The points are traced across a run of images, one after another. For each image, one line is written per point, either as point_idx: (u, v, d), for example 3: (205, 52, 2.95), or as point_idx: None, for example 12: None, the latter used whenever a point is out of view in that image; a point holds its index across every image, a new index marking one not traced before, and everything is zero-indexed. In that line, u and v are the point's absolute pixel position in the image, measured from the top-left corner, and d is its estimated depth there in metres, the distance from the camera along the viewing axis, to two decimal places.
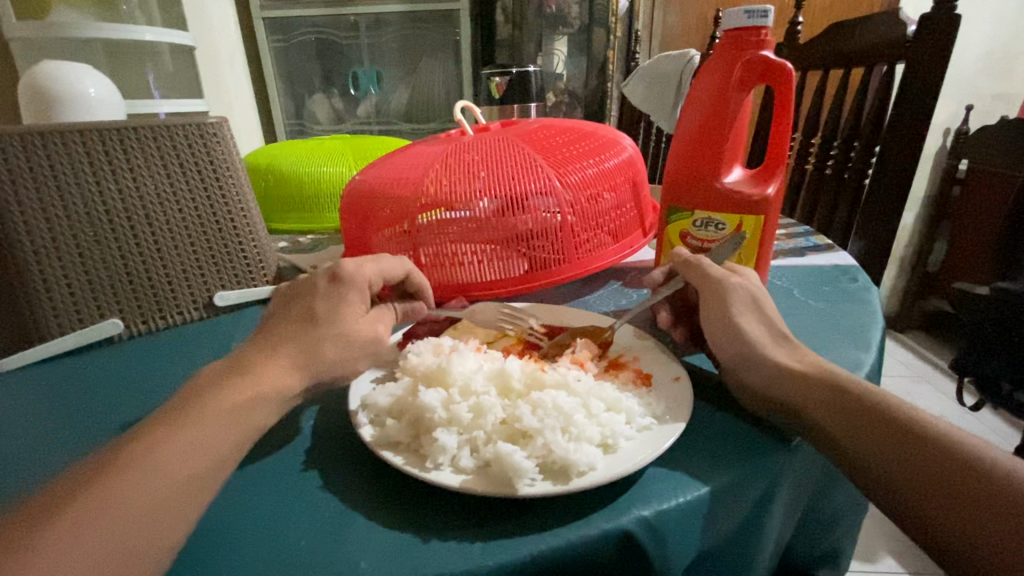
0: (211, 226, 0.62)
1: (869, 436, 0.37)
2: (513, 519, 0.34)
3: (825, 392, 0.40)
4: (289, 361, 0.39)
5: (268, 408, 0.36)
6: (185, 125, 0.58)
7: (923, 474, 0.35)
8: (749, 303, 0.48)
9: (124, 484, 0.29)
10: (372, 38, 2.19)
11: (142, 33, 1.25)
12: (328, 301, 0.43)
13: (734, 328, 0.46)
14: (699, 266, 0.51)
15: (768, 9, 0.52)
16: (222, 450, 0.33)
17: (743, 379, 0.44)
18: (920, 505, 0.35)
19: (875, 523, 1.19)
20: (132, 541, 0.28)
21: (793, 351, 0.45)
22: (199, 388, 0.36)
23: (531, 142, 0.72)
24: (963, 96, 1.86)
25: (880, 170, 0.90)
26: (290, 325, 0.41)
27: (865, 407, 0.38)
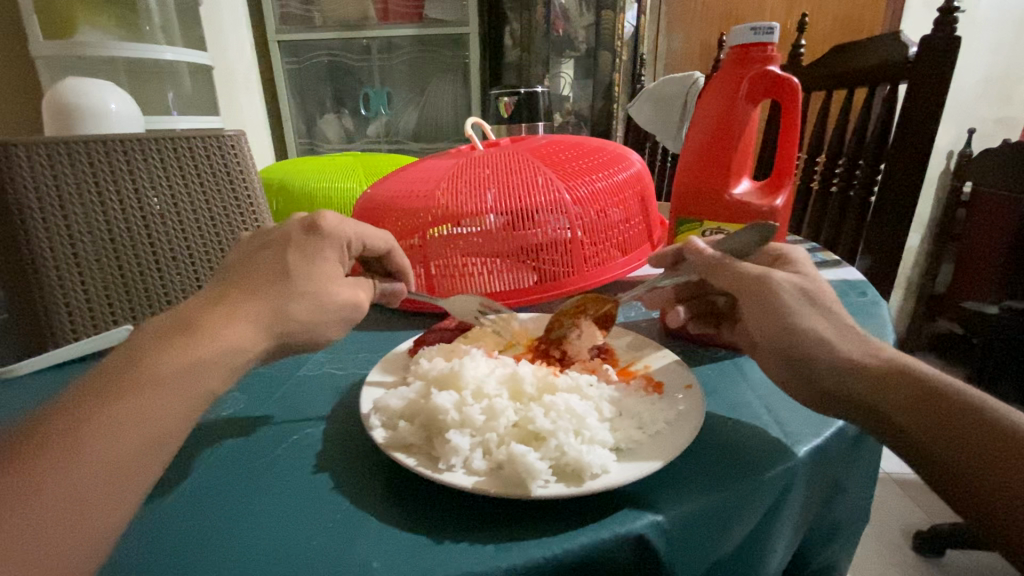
0: (225, 235, 0.64)
1: (931, 421, 0.36)
2: (525, 522, 0.34)
3: (895, 383, 0.38)
4: (256, 320, 0.37)
5: (221, 372, 0.34)
6: (204, 137, 0.60)
7: (986, 464, 0.33)
8: (802, 299, 0.43)
9: (38, 478, 0.26)
10: (383, 61, 2.25)
11: (163, 54, 1.30)
12: (301, 255, 0.42)
13: (788, 327, 0.42)
14: (727, 269, 0.47)
15: (774, 27, 0.54)
16: (165, 424, 0.30)
17: (812, 378, 0.41)
18: (981, 493, 0.33)
19: (886, 548, 1.16)
20: (77, 518, 0.26)
21: (867, 347, 0.41)
22: (137, 350, 0.33)
23: (541, 157, 0.73)
24: (965, 120, 1.89)
25: (885, 187, 0.91)
26: (255, 277, 0.39)
27: (935, 397, 0.36)
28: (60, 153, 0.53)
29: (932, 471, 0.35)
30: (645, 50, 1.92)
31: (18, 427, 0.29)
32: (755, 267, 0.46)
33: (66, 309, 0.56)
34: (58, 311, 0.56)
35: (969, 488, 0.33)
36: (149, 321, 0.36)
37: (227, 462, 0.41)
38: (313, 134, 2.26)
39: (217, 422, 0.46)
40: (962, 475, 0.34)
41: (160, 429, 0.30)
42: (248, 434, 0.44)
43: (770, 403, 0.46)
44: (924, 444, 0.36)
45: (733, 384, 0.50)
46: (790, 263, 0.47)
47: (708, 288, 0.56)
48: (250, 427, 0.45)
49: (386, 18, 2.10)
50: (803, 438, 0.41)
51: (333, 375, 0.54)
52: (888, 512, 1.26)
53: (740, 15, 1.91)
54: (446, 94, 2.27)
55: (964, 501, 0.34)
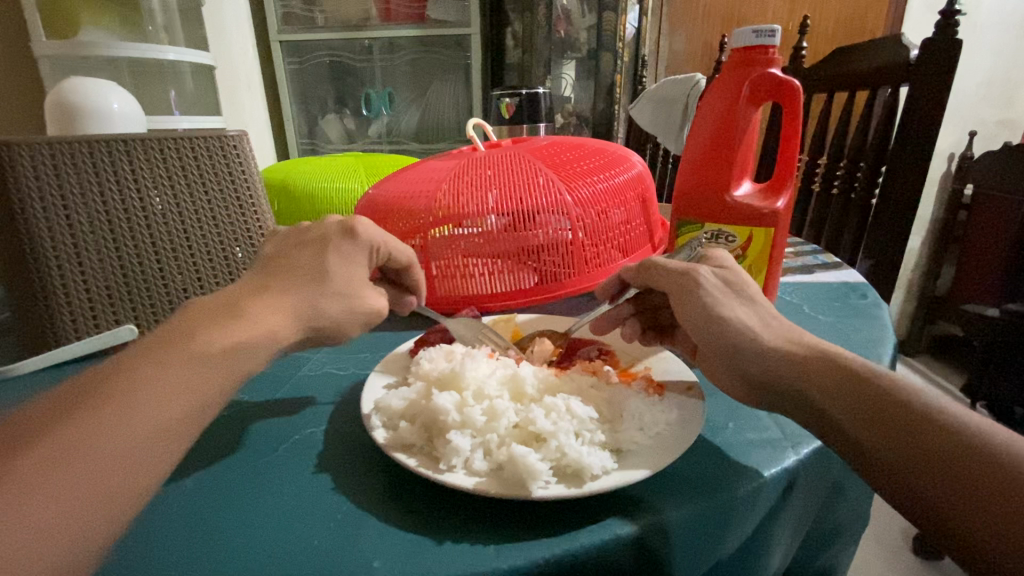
0: (229, 236, 0.64)
1: (860, 410, 0.34)
2: (532, 523, 0.34)
3: (822, 371, 0.37)
4: (291, 312, 0.38)
5: (258, 357, 0.35)
6: (206, 137, 0.60)
7: (906, 450, 0.31)
8: (725, 289, 0.44)
9: (88, 435, 0.26)
10: (385, 61, 2.25)
11: (166, 53, 1.30)
12: (339, 258, 0.43)
13: (716, 317, 0.42)
14: (656, 269, 0.48)
15: (776, 29, 0.54)
16: (205, 396, 0.31)
17: (742, 368, 0.40)
18: (919, 488, 0.30)
19: (885, 551, 1.16)
20: (122, 477, 0.26)
21: (793, 336, 0.41)
22: (185, 327, 0.33)
23: (542, 158, 0.73)
24: (966, 123, 1.89)
25: (887, 190, 0.91)
26: (296, 276, 0.40)
27: (861, 383, 0.35)
28: (63, 153, 0.53)
29: (870, 469, 0.33)
30: (646, 51, 1.92)
31: (63, 393, 0.29)
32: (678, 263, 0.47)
33: (68, 308, 0.56)
34: (59, 310, 0.56)
35: (892, 477, 0.32)
36: (193, 303, 0.36)
37: (231, 462, 0.41)
38: (315, 134, 2.26)
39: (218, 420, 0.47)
40: (899, 469, 0.31)
41: (199, 398, 0.30)
42: (252, 433, 0.44)
43: None
44: (860, 438, 0.33)
45: None
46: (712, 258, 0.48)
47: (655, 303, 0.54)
48: (250, 426, 0.45)
49: (388, 18, 2.10)
50: (803, 441, 0.41)
51: (334, 375, 0.54)
52: (890, 514, 1.25)
53: (741, 16, 1.91)
54: (448, 94, 2.27)
55: (907, 498, 0.31)
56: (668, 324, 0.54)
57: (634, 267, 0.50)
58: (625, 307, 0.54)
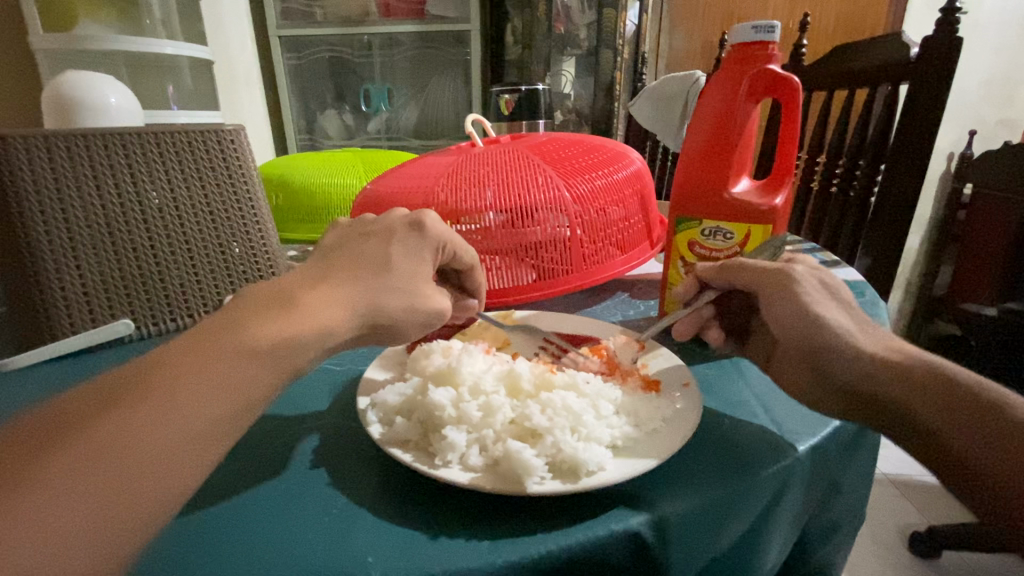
0: (228, 234, 0.63)
1: (949, 411, 0.37)
2: (546, 520, 0.34)
3: (915, 374, 0.39)
4: (350, 305, 0.37)
5: (310, 352, 0.34)
6: (202, 132, 0.59)
7: (990, 451, 0.34)
8: (821, 289, 0.46)
9: (128, 431, 0.26)
10: (384, 57, 2.24)
11: (164, 47, 1.31)
12: (404, 251, 0.42)
13: (810, 317, 0.43)
14: (746, 267, 0.49)
15: (774, 25, 0.53)
16: (244, 395, 0.30)
17: (825, 366, 0.42)
18: (1004, 490, 0.33)
19: (880, 548, 1.16)
20: (158, 475, 0.26)
21: (880, 341, 0.43)
22: (237, 316, 0.33)
23: (540, 154, 0.73)
24: (966, 122, 1.89)
25: (886, 188, 0.90)
26: (358, 267, 0.39)
27: (955, 390, 0.37)
28: (59, 146, 0.53)
29: (951, 467, 0.36)
30: (645, 49, 1.92)
31: (103, 385, 0.28)
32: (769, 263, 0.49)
33: (64, 302, 0.56)
34: (55, 304, 0.56)
35: (976, 475, 0.35)
36: (250, 292, 0.36)
37: (237, 457, 0.41)
38: (314, 130, 2.26)
39: None
40: (990, 472, 0.34)
41: (241, 398, 0.30)
42: (258, 426, 0.45)
43: (768, 403, 0.46)
44: (951, 440, 0.36)
45: (731, 382, 0.50)
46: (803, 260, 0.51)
47: (735, 304, 0.55)
48: None
49: (388, 14, 2.09)
50: (800, 437, 0.41)
51: (332, 371, 0.54)
52: (887, 512, 1.26)
53: (741, 14, 1.91)
54: (447, 91, 2.28)
55: (987, 500, 0.34)
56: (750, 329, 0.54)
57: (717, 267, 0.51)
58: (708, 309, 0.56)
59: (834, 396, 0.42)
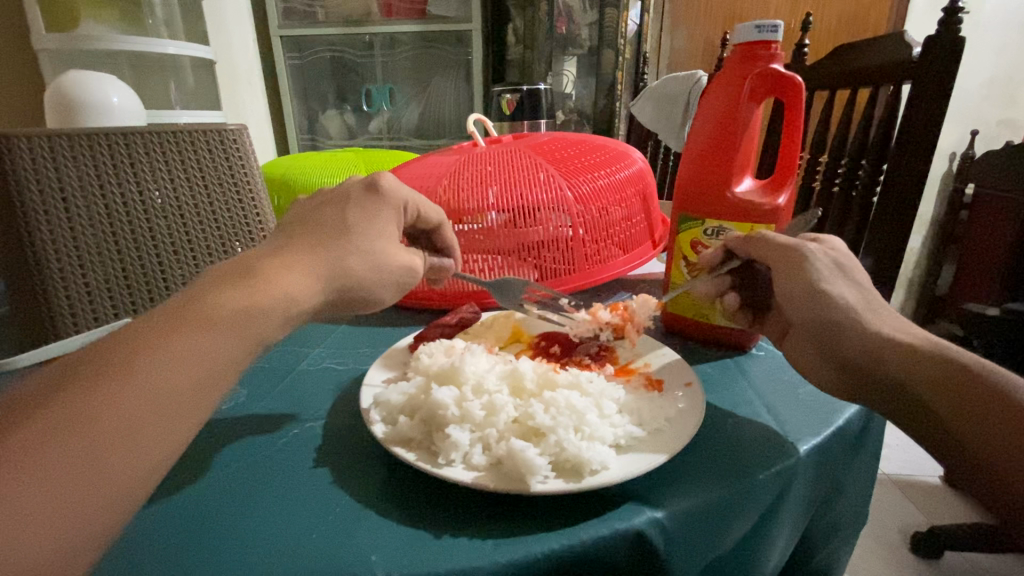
0: (228, 232, 0.64)
1: (951, 394, 0.36)
2: (543, 517, 0.34)
3: (921, 355, 0.38)
4: (315, 271, 0.38)
5: (274, 320, 0.34)
6: (205, 131, 0.60)
7: (992, 433, 0.33)
8: (834, 268, 0.46)
9: (97, 408, 0.26)
10: (386, 57, 2.24)
11: (167, 46, 1.31)
12: (362, 214, 0.43)
13: (816, 293, 0.44)
14: (763, 240, 0.48)
15: (778, 25, 0.53)
16: (215, 367, 0.30)
17: (835, 345, 0.42)
18: (1003, 481, 0.32)
19: (882, 549, 1.16)
20: (134, 453, 0.26)
21: (893, 322, 0.43)
22: (197, 291, 0.33)
23: (543, 154, 0.73)
24: (968, 122, 1.88)
25: (888, 187, 0.90)
26: (315, 232, 0.40)
27: (961, 372, 0.36)
28: (61, 145, 0.53)
29: (953, 452, 0.35)
30: (647, 49, 1.92)
31: (68, 364, 0.28)
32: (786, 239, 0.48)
33: (68, 302, 0.56)
34: (59, 304, 0.56)
35: (978, 459, 0.33)
36: (210, 269, 0.36)
37: (237, 455, 0.41)
38: (315, 130, 2.26)
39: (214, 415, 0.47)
40: (992, 454, 0.33)
41: (212, 368, 0.30)
42: (257, 424, 0.45)
43: (772, 403, 0.46)
44: (952, 422, 0.35)
45: (734, 382, 0.50)
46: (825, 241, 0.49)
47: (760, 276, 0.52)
48: (246, 419, 0.46)
49: (389, 14, 2.09)
50: (802, 437, 0.41)
51: (333, 370, 0.54)
52: (888, 513, 1.26)
53: (744, 14, 1.90)
54: (448, 91, 2.28)
55: (987, 486, 0.33)
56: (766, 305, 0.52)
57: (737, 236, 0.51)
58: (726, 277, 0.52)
59: (846, 376, 0.42)
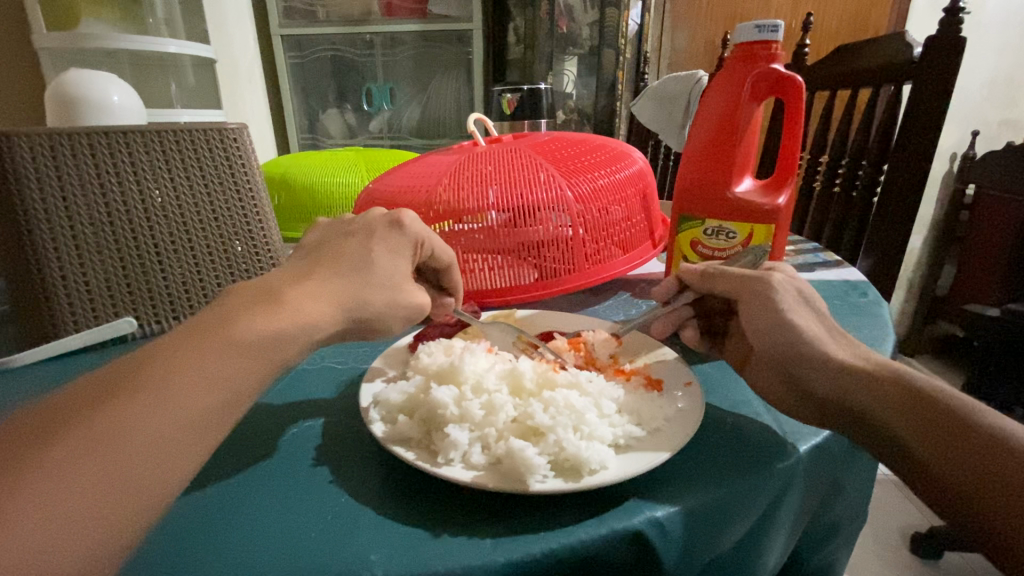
0: (230, 232, 0.63)
1: (922, 426, 0.37)
2: (548, 519, 0.34)
3: (886, 385, 0.40)
4: (336, 299, 0.38)
5: (297, 347, 0.34)
6: (206, 130, 0.59)
7: (960, 463, 0.35)
8: (797, 300, 0.48)
9: (126, 424, 0.26)
10: (387, 56, 2.24)
11: (167, 45, 1.31)
12: (387, 252, 0.43)
13: (783, 324, 0.46)
14: (724, 273, 0.51)
15: (778, 25, 0.53)
16: (238, 387, 0.31)
17: (802, 379, 0.44)
18: (976, 505, 0.34)
19: (883, 550, 1.16)
20: (156, 469, 0.26)
21: (852, 349, 0.45)
22: (224, 312, 0.33)
23: (544, 154, 0.72)
24: (968, 122, 1.88)
25: (889, 188, 0.90)
26: (341, 265, 0.40)
27: (927, 401, 0.38)
28: (63, 145, 0.53)
29: (928, 484, 0.37)
30: (648, 48, 1.92)
31: (96, 380, 0.28)
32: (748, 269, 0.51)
33: (67, 299, 0.56)
34: (58, 301, 0.56)
35: (952, 491, 0.35)
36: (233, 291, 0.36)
37: (236, 453, 0.41)
38: (315, 129, 2.26)
39: None
40: (967, 487, 0.35)
41: (235, 388, 0.30)
42: (256, 423, 0.45)
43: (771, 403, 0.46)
44: (924, 454, 0.37)
45: (732, 381, 0.50)
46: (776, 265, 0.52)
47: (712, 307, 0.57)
48: (247, 418, 0.46)
49: (390, 12, 2.09)
50: (801, 437, 0.41)
51: (332, 369, 0.54)
52: (888, 514, 1.26)
53: (745, 13, 1.90)
54: (448, 91, 2.29)
55: (963, 515, 0.35)
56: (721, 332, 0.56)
57: (695, 274, 0.53)
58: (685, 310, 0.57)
59: (813, 409, 0.44)
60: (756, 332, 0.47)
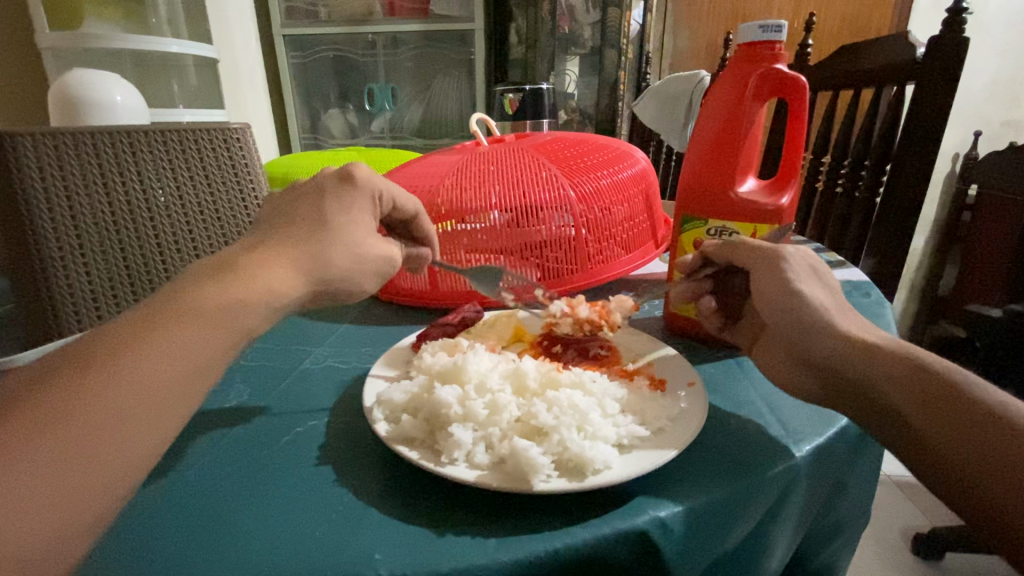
0: (230, 229, 0.64)
1: (922, 400, 0.37)
2: (542, 515, 0.34)
3: (889, 358, 0.39)
4: (294, 266, 0.38)
5: (258, 314, 0.34)
6: (211, 129, 0.60)
7: (957, 437, 0.34)
8: (808, 272, 0.47)
9: (80, 399, 0.27)
10: (388, 56, 2.24)
11: (170, 45, 1.31)
12: (338, 206, 0.42)
13: (793, 293, 0.44)
14: (746, 244, 0.49)
15: (782, 25, 0.53)
16: (201, 357, 0.31)
17: (806, 349, 0.43)
18: (966, 479, 0.33)
19: (885, 551, 1.16)
20: (117, 439, 0.27)
21: (861, 325, 0.44)
22: (179, 286, 0.34)
23: (547, 154, 0.73)
24: (971, 123, 1.88)
25: (892, 188, 0.90)
26: (294, 228, 0.40)
27: (930, 376, 0.37)
28: (68, 144, 0.53)
29: (922, 458, 0.36)
30: (650, 48, 1.91)
31: (54, 358, 0.29)
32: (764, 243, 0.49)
33: (70, 298, 0.55)
34: (61, 300, 0.55)
35: (947, 464, 0.34)
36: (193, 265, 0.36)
37: (239, 451, 0.41)
38: (318, 128, 2.26)
39: (216, 411, 0.47)
40: (958, 461, 0.34)
41: (197, 360, 0.30)
42: (256, 422, 0.45)
43: (776, 403, 0.46)
44: (922, 428, 0.36)
45: (736, 381, 0.50)
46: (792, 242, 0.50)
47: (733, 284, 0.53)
48: (248, 416, 0.46)
49: (393, 12, 2.09)
50: (805, 438, 0.41)
51: (335, 368, 0.54)
52: (890, 515, 1.26)
53: (747, 13, 1.90)
54: (450, 91, 2.29)
55: (953, 490, 0.34)
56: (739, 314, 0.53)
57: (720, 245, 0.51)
58: (704, 283, 0.53)
59: (817, 378, 0.43)
60: (767, 301, 0.45)
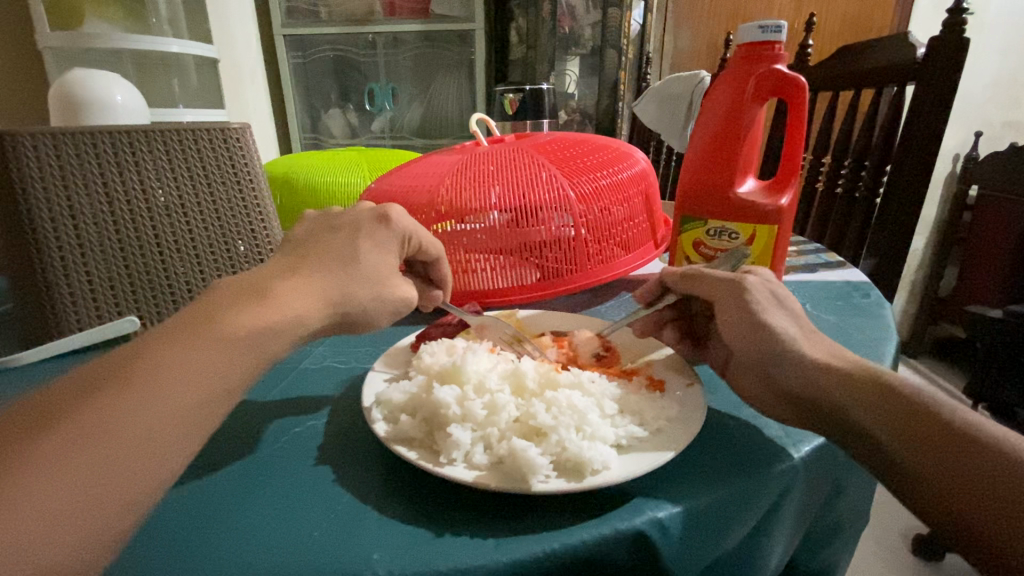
0: (230, 230, 0.64)
1: (902, 426, 0.37)
2: (543, 519, 0.34)
3: (865, 383, 0.39)
4: (323, 295, 0.38)
5: (283, 340, 0.35)
6: (207, 129, 0.60)
7: (940, 463, 0.35)
8: (770, 299, 0.47)
9: (109, 416, 0.26)
10: (388, 56, 2.24)
11: (170, 45, 1.32)
12: (371, 243, 0.43)
13: (757, 325, 0.44)
14: (704, 276, 0.49)
15: (782, 25, 0.53)
16: (227, 378, 0.31)
17: (775, 377, 0.43)
18: (953, 505, 0.34)
19: (885, 551, 1.16)
20: (143, 454, 0.27)
21: (827, 348, 0.44)
22: (210, 305, 0.34)
23: (546, 154, 0.73)
24: (972, 123, 1.88)
25: (892, 189, 0.90)
26: (327, 258, 0.40)
27: (906, 401, 0.38)
28: (68, 144, 0.53)
29: (904, 485, 0.36)
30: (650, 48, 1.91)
31: (79, 376, 0.29)
32: (723, 273, 0.49)
33: (69, 295, 0.56)
34: (61, 298, 0.56)
35: (930, 492, 0.35)
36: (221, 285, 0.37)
37: (238, 451, 0.41)
38: (318, 128, 2.27)
39: None
40: (942, 489, 0.34)
41: (223, 383, 0.31)
42: (257, 422, 0.45)
43: None
44: (903, 456, 0.36)
45: None
46: (755, 270, 0.50)
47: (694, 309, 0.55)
48: (248, 416, 0.46)
49: (392, 12, 2.09)
50: (803, 438, 0.41)
51: (334, 368, 0.54)
52: (890, 515, 1.26)
53: (747, 13, 1.90)
54: (450, 91, 2.29)
55: (939, 517, 0.35)
56: (703, 336, 0.54)
57: (676, 272, 0.51)
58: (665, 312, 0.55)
59: (784, 408, 0.42)
60: (728, 330, 0.46)
